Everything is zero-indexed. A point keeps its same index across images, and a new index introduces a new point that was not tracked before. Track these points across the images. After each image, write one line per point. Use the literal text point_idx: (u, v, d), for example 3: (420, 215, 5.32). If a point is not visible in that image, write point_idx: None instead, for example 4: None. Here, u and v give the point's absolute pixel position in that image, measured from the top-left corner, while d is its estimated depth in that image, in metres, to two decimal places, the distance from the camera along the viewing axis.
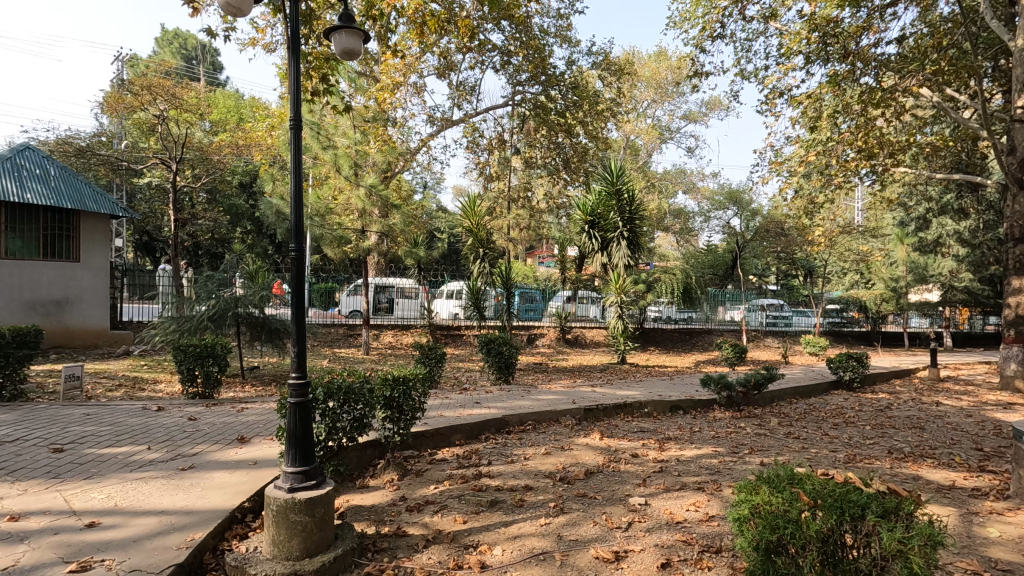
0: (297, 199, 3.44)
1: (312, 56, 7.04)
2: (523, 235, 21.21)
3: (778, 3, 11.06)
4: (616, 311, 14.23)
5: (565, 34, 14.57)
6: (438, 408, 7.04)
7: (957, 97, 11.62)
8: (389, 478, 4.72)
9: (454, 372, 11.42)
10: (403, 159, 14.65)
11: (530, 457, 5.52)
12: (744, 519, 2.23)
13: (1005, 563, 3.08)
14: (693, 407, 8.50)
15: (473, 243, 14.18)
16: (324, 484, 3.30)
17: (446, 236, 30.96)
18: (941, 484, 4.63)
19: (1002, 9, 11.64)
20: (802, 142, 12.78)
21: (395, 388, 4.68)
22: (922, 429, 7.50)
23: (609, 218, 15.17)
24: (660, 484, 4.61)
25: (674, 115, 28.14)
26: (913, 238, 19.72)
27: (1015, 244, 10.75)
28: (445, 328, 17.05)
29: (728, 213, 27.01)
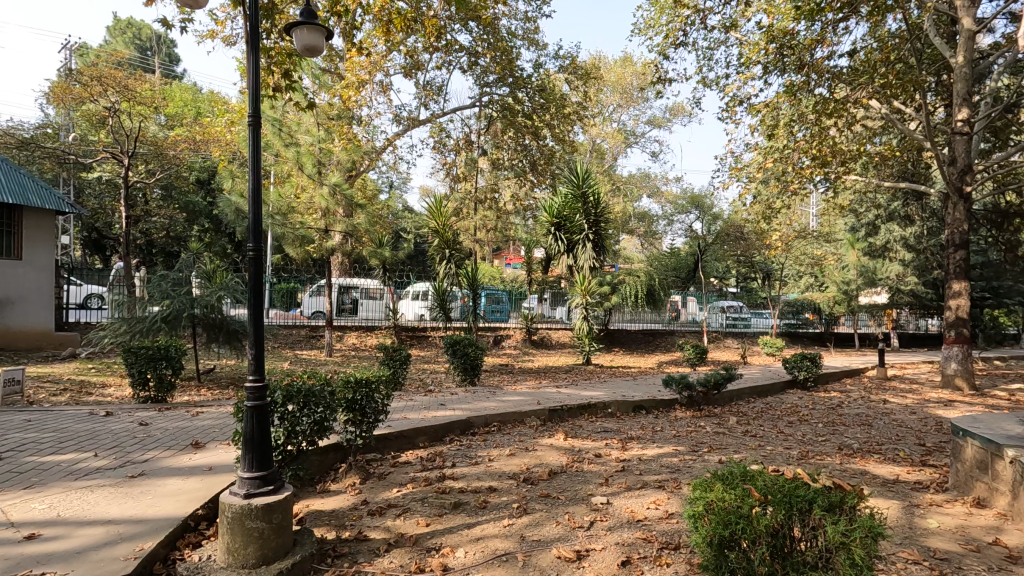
0: (255, 198, 3.36)
1: (274, 51, 6.88)
2: (490, 237, 21.25)
3: (739, 14, 11.41)
4: (581, 313, 14.36)
5: (533, 37, 14.68)
6: (401, 410, 6.98)
7: (904, 110, 12.24)
8: (351, 482, 4.65)
9: (418, 373, 11.34)
10: (369, 157, 14.46)
11: (494, 458, 5.53)
12: (698, 515, 2.29)
13: (942, 552, 3.25)
14: (655, 407, 8.67)
15: (439, 244, 14.08)
16: (283, 490, 3.24)
17: (413, 237, 30.71)
18: (886, 478, 4.85)
19: (945, 27, 12.29)
20: (760, 149, 13.20)
21: (357, 390, 4.62)
22: (870, 426, 7.84)
23: (575, 221, 15.15)
24: (622, 483, 4.68)
25: (639, 120, 28.70)
26: (863, 243, 20.62)
27: (955, 249, 11.38)
28: (411, 329, 16.89)
29: (690, 217, 27.68)
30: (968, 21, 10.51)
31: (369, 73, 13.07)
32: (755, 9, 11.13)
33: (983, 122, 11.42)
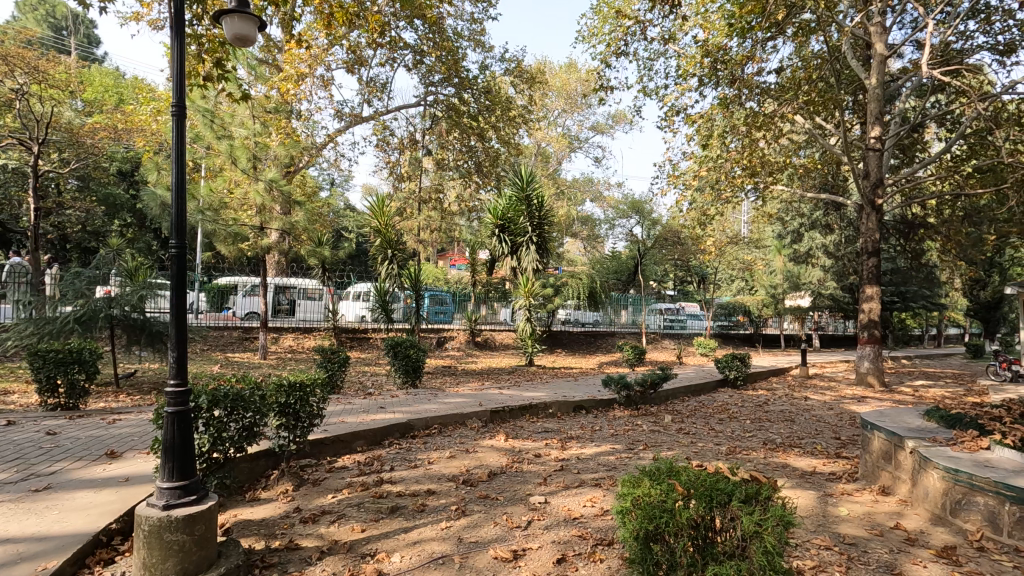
0: (180, 193, 3.19)
1: (205, 39, 6.55)
2: (434, 238, 21.04)
3: (676, 27, 11.87)
4: (524, 315, 14.42)
5: (479, 38, 14.72)
6: (339, 414, 6.78)
7: (825, 126, 13.14)
8: (283, 489, 4.47)
9: (359, 376, 11.06)
10: (309, 154, 14.01)
11: (434, 460, 5.48)
12: (626, 510, 2.36)
13: (851, 538, 3.51)
14: (594, 407, 8.86)
15: (381, 244, 13.82)
16: (207, 500, 3.10)
17: (355, 237, 30.01)
18: (804, 470, 5.17)
19: (861, 51, 13.29)
20: (696, 158, 13.78)
21: (291, 394, 4.47)
22: (792, 422, 8.33)
23: (519, 223, 15.12)
24: (560, 482, 4.77)
25: (582, 126, 29.35)
26: (789, 250, 21.93)
27: (869, 256, 12.27)
28: (350, 331, 16.37)
29: (630, 222, 28.53)
30: (880, 47, 11.39)
31: (309, 67, 12.68)
32: (691, 24, 11.62)
33: (892, 140, 12.42)
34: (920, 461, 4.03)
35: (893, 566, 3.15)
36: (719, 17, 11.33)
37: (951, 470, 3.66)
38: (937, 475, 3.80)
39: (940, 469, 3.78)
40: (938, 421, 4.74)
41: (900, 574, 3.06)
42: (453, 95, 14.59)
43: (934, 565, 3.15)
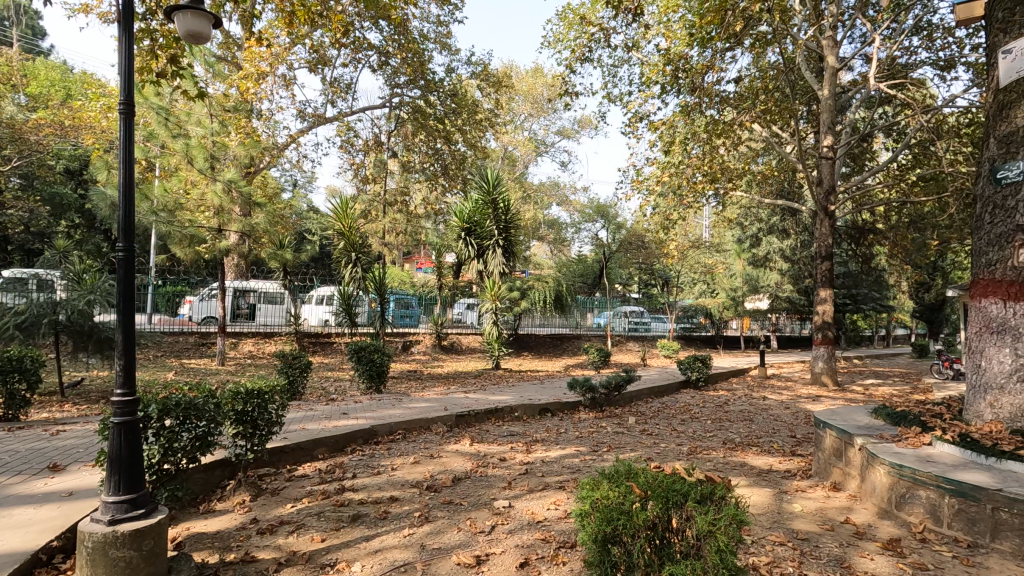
0: (127, 194, 3.07)
1: (160, 34, 6.35)
2: (400, 240, 20.84)
3: (639, 36, 12.12)
4: (491, 318, 14.36)
5: (445, 41, 14.70)
6: (299, 420, 6.63)
7: (781, 134, 13.60)
8: (239, 500, 4.33)
9: (321, 382, 10.82)
10: (269, 154, 13.68)
11: (397, 466, 5.41)
12: (586, 514, 2.38)
13: (803, 533, 3.64)
14: (560, 410, 8.93)
15: (345, 247, 13.56)
16: (156, 513, 2.98)
17: (318, 239, 29.49)
18: (761, 469, 5.33)
19: (814, 63, 13.85)
20: (659, 164, 14.07)
21: (248, 401, 4.34)
22: (751, 421, 8.58)
23: (485, 227, 14.85)
24: (524, 485, 4.78)
25: (549, 130, 29.62)
26: (748, 253, 22.58)
27: (822, 260, 12.72)
28: (314, 336, 15.99)
29: (596, 225, 28.91)
30: (832, 60, 11.85)
31: (270, 65, 12.40)
32: (654, 33, 11.89)
33: (843, 149, 12.95)
34: (868, 457, 4.20)
35: (843, 559, 3.27)
36: (680, 26, 11.62)
37: (896, 465, 3.83)
38: (884, 470, 3.97)
39: (885, 465, 3.95)
40: (884, 418, 4.96)
41: (849, 566, 3.18)
42: (419, 97, 14.54)
43: (881, 557, 3.29)
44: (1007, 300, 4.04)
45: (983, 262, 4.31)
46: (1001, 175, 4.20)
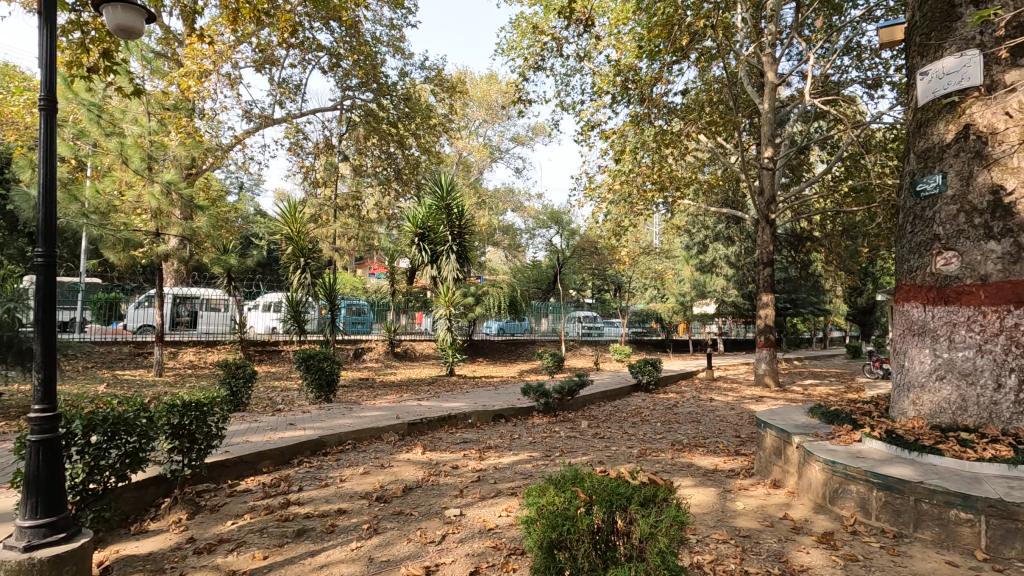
0: (47, 196, 2.89)
1: (91, 26, 6.00)
2: (351, 246, 20.41)
3: (591, 47, 12.37)
4: (445, 324, 14.19)
5: (398, 44, 14.57)
6: (242, 433, 6.36)
7: (725, 145, 14.14)
8: (175, 519, 4.10)
9: (267, 392, 10.43)
10: (212, 155, 13.15)
11: (346, 478, 5.27)
12: (532, 521, 2.39)
13: (745, 530, 3.77)
14: (514, 415, 8.93)
15: (293, 252, 13.11)
16: (79, 537, 2.81)
17: (266, 244, 28.52)
18: (707, 469, 5.49)
19: (755, 78, 14.51)
20: (610, 172, 14.40)
21: (185, 415, 4.14)
22: (698, 423, 8.85)
23: (439, 232, 14.70)
24: (476, 493, 4.75)
25: (503, 137, 29.80)
26: (696, 260, 23.34)
27: (764, 266, 13.28)
28: (260, 344, 15.38)
29: (550, 232, 29.22)
30: (771, 76, 12.42)
31: (214, 63, 11.94)
32: (605, 44, 12.16)
33: (782, 161, 13.60)
34: (804, 455, 4.40)
35: (782, 554, 3.40)
36: (630, 39, 11.92)
37: (829, 462, 4.03)
38: (819, 467, 4.17)
39: (820, 462, 4.15)
40: (820, 417, 5.21)
41: (787, 561, 3.31)
42: (371, 100, 14.33)
43: (816, 550, 3.44)
44: (927, 304, 4.33)
45: (906, 268, 4.61)
46: (920, 187, 4.51)
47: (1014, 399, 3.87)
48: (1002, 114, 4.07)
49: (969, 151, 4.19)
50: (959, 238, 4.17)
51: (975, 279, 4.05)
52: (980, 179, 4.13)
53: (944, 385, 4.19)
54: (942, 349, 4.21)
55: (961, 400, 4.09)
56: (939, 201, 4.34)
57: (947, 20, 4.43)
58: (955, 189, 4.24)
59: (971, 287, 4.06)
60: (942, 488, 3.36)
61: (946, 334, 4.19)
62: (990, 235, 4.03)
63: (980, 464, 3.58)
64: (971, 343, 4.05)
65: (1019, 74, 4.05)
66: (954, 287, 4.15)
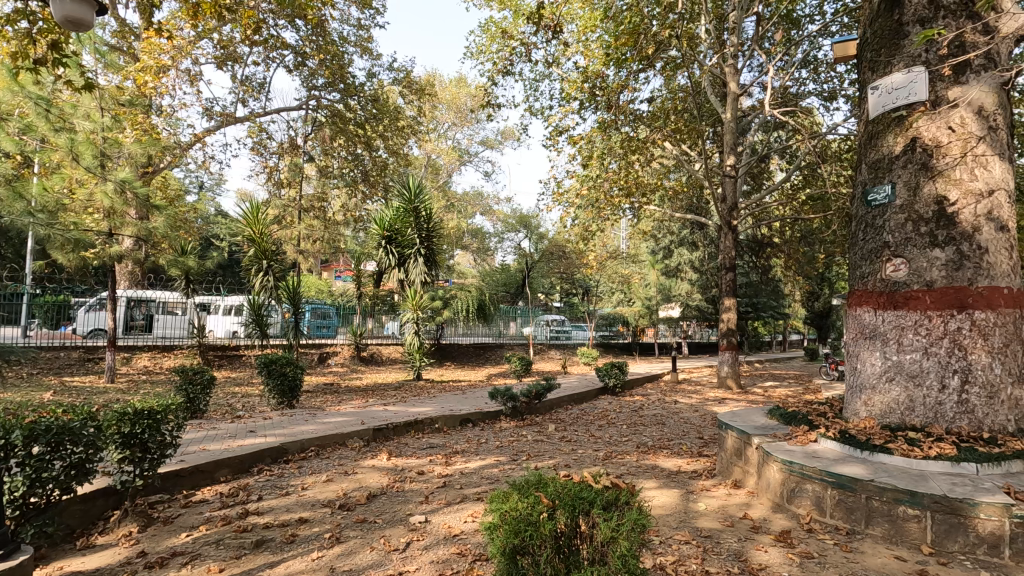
0: None
1: (40, 16, 5.72)
2: (317, 248, 20.03)
3: (559, 53, 12.47)
4: (412, 328, 14.05)
5: (366, 45, 14.41)
6: (198, 441, 6.14)
7: (690, 152, 14.45)
8: (125, 532, 3.93)
9: (226, 398, 10.10)
10: (170, 154, 12.70)
11: (308, 486, 5.15)
12: (495, 526, 2.39)
13: (707, 530, 3.84)
14: (481, 420, 8.89)
15: (255, 254, 12.70)
16: (17, 554, 2.68)
17: (226, 246, 27.75)
18: (670, 470, 5.58)
19: (718, 88, 14.90)
20: (578, 177, 14.52)
21: (137, 423, 3.98)
22: (663, 425, 9.00)
23: (406, 235, 14.47)
24: (442, 499, 4.70)
25: (472, 140, 29.81)
26: (661, 264, 23.76)
27: (726, 271, 13.60)
28: (219, 349, 14.91)
29: (519, 235, 29.38)
30: (733, 86, 12.76)
31: (172, 58, 11.55)
32: (573, 50, 12.29)
33: (744, 169, 13.98)
34: (763, 456, 4.52)
35: (741, 553, 3.48)
36: (597, 46, 12.08)
37: (787, 462, 4.14)
38: (777, 467, 4.28)
39: (778, 462, 4.26)
40: (778, 419, 5.36)
41: (746, 560, 3.38)
42: (338, 101, 14.10)
43: (774, 549, 3.52)
44: (878, 308, 4.51)
45: (858, 274, 4.79)
46: (871, 197, 4.70)
47: (957, 399, 4.06)
48: (945, 128, 4.30)
49: (916, 163, 4.40)
50: (906, 245, 4.36)
51: (922, 285, 4.24)
52: (926, 190, 4.34)
53: (893, 386, 4.36)
54: (891, 352, 4.39)
55: (908, 400, 4.26)
56: (888, 210, 4.54)
57: (895, 38, 4.63)
58: (903, 199, 4.44)
59: (918, 292, 4.26)
60: (891, 486, 3.50)
61: (895, 337, 4.37)
62: (934, 242, 4.23)
63: (927, 462, 3.74)
64: (918, 346, 4.23)
65: (960, 90, 4.29)
66: (902, 293, 4.34)
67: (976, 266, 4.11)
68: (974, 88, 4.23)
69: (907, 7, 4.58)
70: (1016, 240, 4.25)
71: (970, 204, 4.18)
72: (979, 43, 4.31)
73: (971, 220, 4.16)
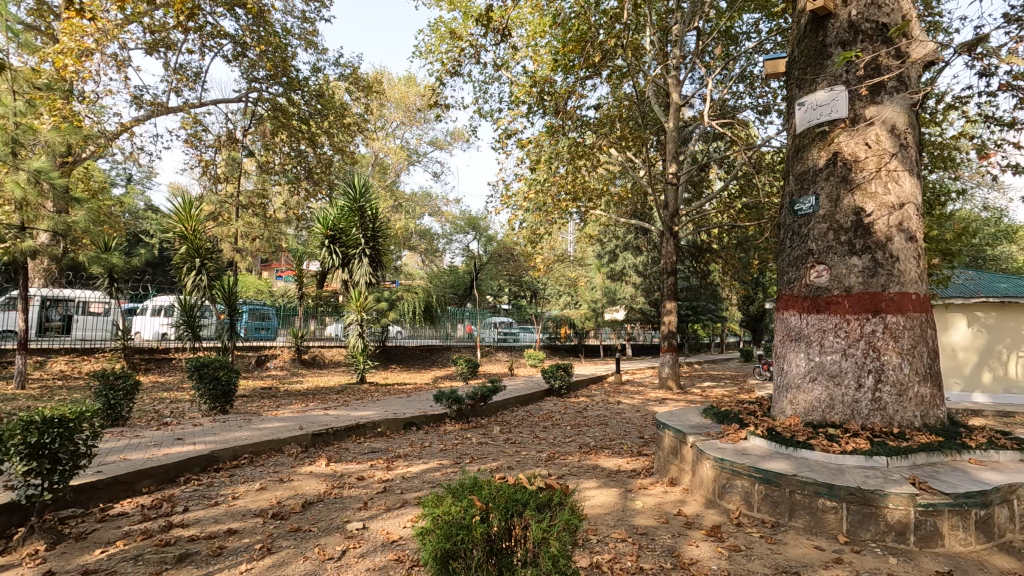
0: None
1: None
2: (256, 246, 19.25)
3: (508, 56, 12.53)
4: (356, 330, 13.68)
5: (311, 38, 13.97)
6: (118, 451, 5.74)
7: (634, 159, 14.86)
8: (30, 551, 3.62)
9: (152, 404, 9.50)
10: (93, 143, 11.83)
11: (239, 495, 4.92)
12: (427, 531, 2.36)
13: (643, 528, 3.94)
14: (425, 423, 8.77)
15: (187, 252, 12.03)
16: None
17: (156, 242, 26.27)
18: (611, 470, 5.70)
19: (661, 99, 15.40)
20: (526, 181, 14.65)
21: (46, 432, 3.68)
22: (606, 425, 9.19)
23: (351, 235, 14.08)
24: (381, 504, 4.61)
25: (421, 140, 29.55)
26: (607, 268, 24.30)
27: (668, 275, 14.04)
28: (147, 352, 14.04)
29: (467, 237, 29.38)
30: (676, 97, 13.22)
31: (96, 42, 10.80)
32: (522, 55, 12.37)
33: (684, 177, 14.48)
34: (697, 454, 4.68)
35: (674, 549, 3.59)
36: (546, 52, 12.24)
37: (718, 460, 4.30)
38: (709, 464, 4.45)
39: (710, 459, 4.42)
40: (712, 418, 5.57)
41: (678, 555, 3.49)
42: (280, 94, 13.56)
43: (705, 544, 3.66)
44: (803, 312, 4.78)
45: (785, 280, 5.06)
46: (797, 207, 4.96)
47: (871, 397, 4.34)
48: (863, 144, 4.60)
49: (837, 175, 4.69)
50: (829, 253, 4.65)
51: (842, 290, 4.52)
52: (846, 201, 4.63)
53: (816, 385, 4.62)
54: (814, 353, 4.66)
55: (829, 399, 4.52)
56: (812, 219, 4.81)
57: (820, 57, 4.94)
58: (826, 210, 4.72)
59: (838, 297, 4.53)
60: (813, 480, 3.70)
61: (818, 339, 4.64)
62: (853, 251, 4.52)
63: (844, 456, 3.97)
64: (838, 347, 4.51)
65: (875, 109, 4.62)
66: (824, 297, 4.62)
67: (889, 273, 4.42)
68: (888, 108, 4.57)
69: (830, 29, 4.89)
70: (924, 250, 4.60)
71: (884, 215, 4.50)
72: (892, 66, 4.67)
73: (885, 230, 4.48)
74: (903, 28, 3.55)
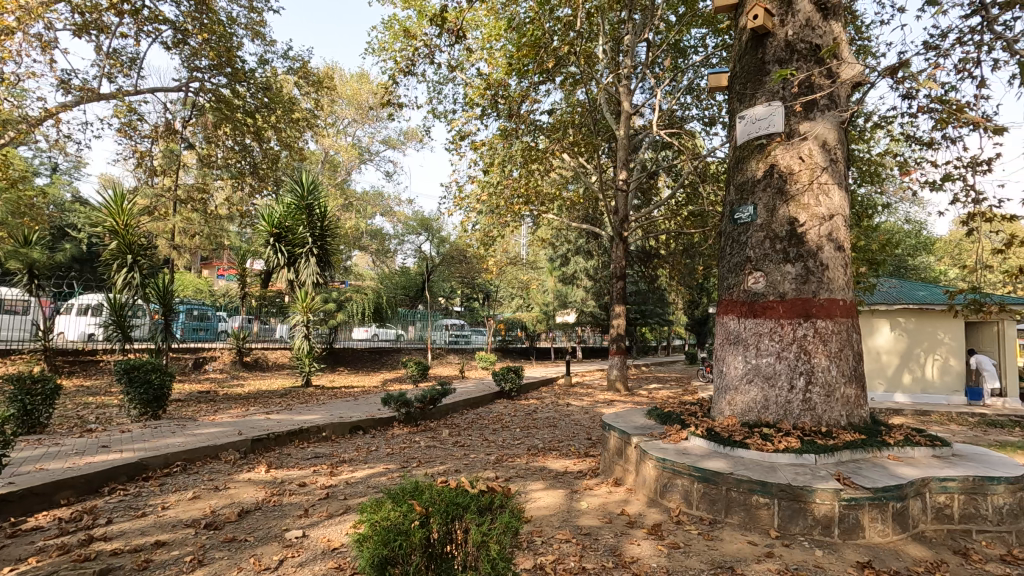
0: None
1: None
2: (196, 242, 18.36)
3: (463, 58, 12.51)
4: (302, 332, 13.23)
5: (258, 29, 13.46)
6: (34, 460, 5.33)
7: (586, 165, 15.11)
8: None
9: (76, 410, 8.89)
10: (12, 128, 10.96)
11: (169, 505, 4.66)
12: (365, 538, 2.30)
13: (587, 528, 4.00)
14: (372, 427, 8.60)
15: (117, 247, 11.31)
16: None
17: (85, 236, 24.63)
18: (557, 471, 5.76)
19: (613, 107, 15.74)
20: (479, 183, 14.63)
21: None
22: (554, 427, 9.28)
23: (298, 233, 13.68)
24: (323, 511, 4.49)
25: (374, 139, 29.03)
26: (558, 272, 24.58)
27: (617, 280, 14.35)
28: (72, 353, 13.15)
29: (419, 238, 29.03)
30: (627, 105, 13.52)
31: (18, 20, 10.02)
32: (477, 57, 12.37)
33: (634, 184, 14.83)
34: (640, 454, 4.80)
35: (616, 548, 3.66)
36: (500, 55, 12.26)
37: (660, 460, 4.42)
38: (651, 464, 4.57)
39: (652, 459, 4.54)
40: (655, 419, 5.71)
41: (619, 554, 3.57)
42: (224, 85, 12.99)
43: (646, 542, 3.74)
44: (741, 316, 4.98)
45: (725, 285, 5.27)
46: (737, 215, 5.17)
47: (802, 398, 4.57)
48: (797, 158, 4.86)
49: (773, 187, 4.92)
50: (765, 260, 4.87)
51: (776, 296, 4.75)
52: (781, 211, 4.87)
53: (752, 386, 4.83)
54: (751, 356, 4.86)
55: (764, 400, 4.73)
56: (750, 228, 5.03)
57: (759, 74, 5.18)
58: (763, 219, 4.94)
59: (773, 303, 4.76)
60: (747, 478, 3.86)
61: (754, 343, 4.84)
62: (787, 258, 4.76)
63: (776, 454, 4.16)
64: (772, 350, 4.73)
65: (809, 125, 4.88)
66: (761, 302, 4.83)
67: (819, 280, 4.67)
68: (820, 124, 4.84)
69: (769, 48, 5.13)
70: (851, 259, 4.89)
71: (816, 225, 4.76)
72: (824, 85, 4.94)
73: (816, 239, 4.73)
74: (833, 49, 3.76)
